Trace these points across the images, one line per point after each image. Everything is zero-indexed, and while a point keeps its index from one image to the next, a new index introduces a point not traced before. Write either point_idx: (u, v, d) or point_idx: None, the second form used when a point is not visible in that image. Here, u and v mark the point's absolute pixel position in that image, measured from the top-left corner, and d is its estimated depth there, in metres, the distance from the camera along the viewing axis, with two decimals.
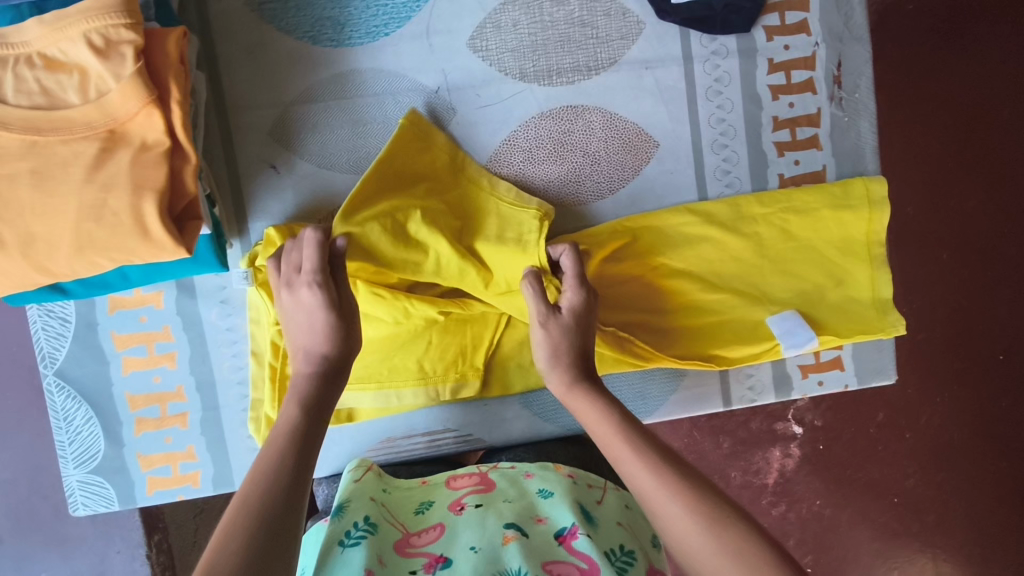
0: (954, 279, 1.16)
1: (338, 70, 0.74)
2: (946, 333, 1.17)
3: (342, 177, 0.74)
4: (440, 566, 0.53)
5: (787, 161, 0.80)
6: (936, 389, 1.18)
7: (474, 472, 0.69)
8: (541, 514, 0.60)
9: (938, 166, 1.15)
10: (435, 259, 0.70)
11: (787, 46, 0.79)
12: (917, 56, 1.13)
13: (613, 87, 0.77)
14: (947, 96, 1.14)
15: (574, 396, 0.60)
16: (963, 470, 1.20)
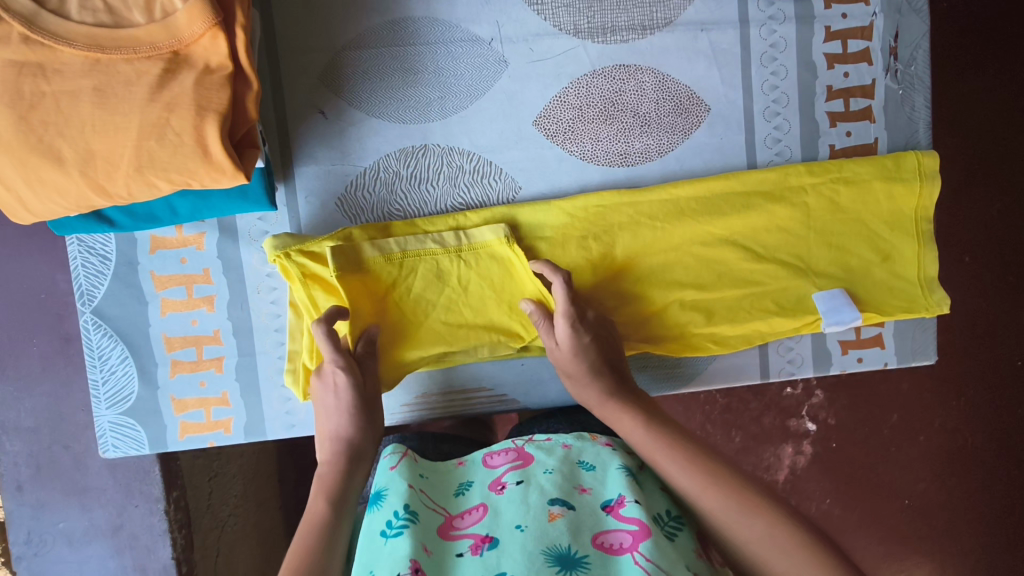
0: (984, 279, 1.15)
1: (392, 16, 0.72)
2: (972, 334, 1.15)
3: (392, 127, 0.74)
4: (487, 547, 0.52)
5: (838, 131, 0.79)
6: (952, 392, 1.17)
7: (510, 447, 0.66)
8: (584, 484, 0.58)
9: (976, 161, 1.13)
10: (448, 296, 0.73)
11: (845, 14, 0.78)
12: (962, 49, 1.11)
13: (667, 48, 0.76)
14: (989, 90, 1.12)
15: (606, 410, 0.64)
16: (978, 476, 1.18)
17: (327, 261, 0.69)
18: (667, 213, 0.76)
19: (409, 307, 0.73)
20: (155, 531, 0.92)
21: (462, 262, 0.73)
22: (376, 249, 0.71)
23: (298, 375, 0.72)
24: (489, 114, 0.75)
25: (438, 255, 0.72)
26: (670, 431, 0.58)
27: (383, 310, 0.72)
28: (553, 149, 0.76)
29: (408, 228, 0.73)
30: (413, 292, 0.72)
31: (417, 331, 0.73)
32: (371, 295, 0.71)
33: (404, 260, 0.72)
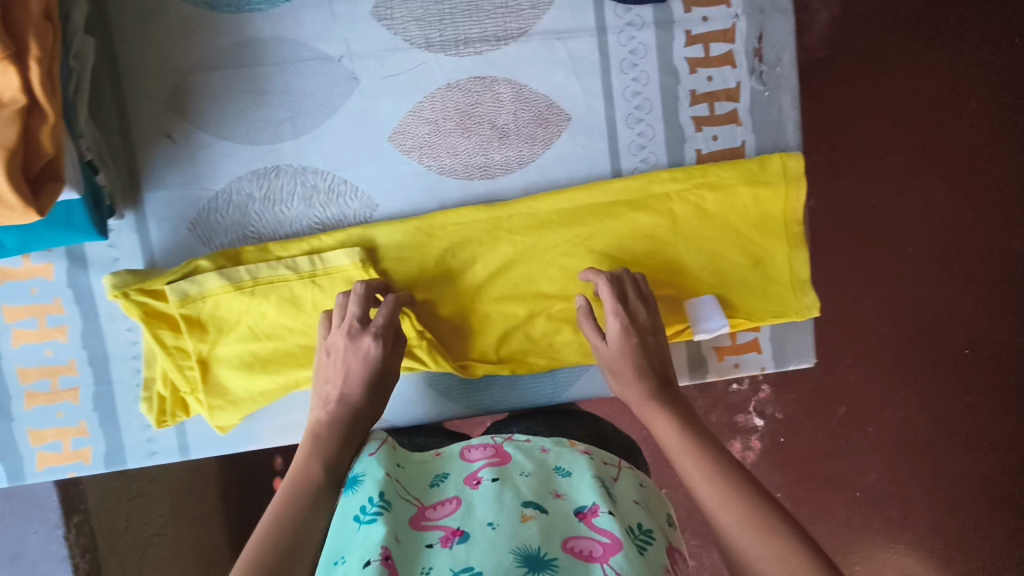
0: (924, 268, 1.15)
1: (237, 37, 0.71)
2: (914, 323, 1.16)
3: (242, 148, 0.72)
4: (457, 540, 0.50)
5: (704, 136, 0.78)
6: (897, 386, 1.18)
7: (488, 443, 0.65)
8: (559, 490, 0.57)
9: (914, 148, 1.14)
10: (305, 322, 0.73)
11: (705, 17, 0.77)
12: (899, 33, 1.11)
13: (523, 58, 0.75)
14: (919, 82, 1.12)
15: (647, 406, 0.61)
16: (927, 466, 1.19)
17: (170, 293, 0.68)
18: (527, 226, 0.75)
19: (263, 330, 0.73)
20: (55, 558, 0.90)
21: (317, 287, 0.72)
22: (224, 278, 0.70)
23: (154, 402, 0.72)
24: (342, 132, 0.73)
25: (291, 282, 0.72)
26: (694, 429, 0.56)
27: (236, 335, 0.72)
28: (410, 164, 0.75)
29: (261, 254, 0.72)
30: (267, 317, 0.72)
31: (274, 356, 0.73)
32: (221, 321, 0.71)
33: (255, 289, 0.71)
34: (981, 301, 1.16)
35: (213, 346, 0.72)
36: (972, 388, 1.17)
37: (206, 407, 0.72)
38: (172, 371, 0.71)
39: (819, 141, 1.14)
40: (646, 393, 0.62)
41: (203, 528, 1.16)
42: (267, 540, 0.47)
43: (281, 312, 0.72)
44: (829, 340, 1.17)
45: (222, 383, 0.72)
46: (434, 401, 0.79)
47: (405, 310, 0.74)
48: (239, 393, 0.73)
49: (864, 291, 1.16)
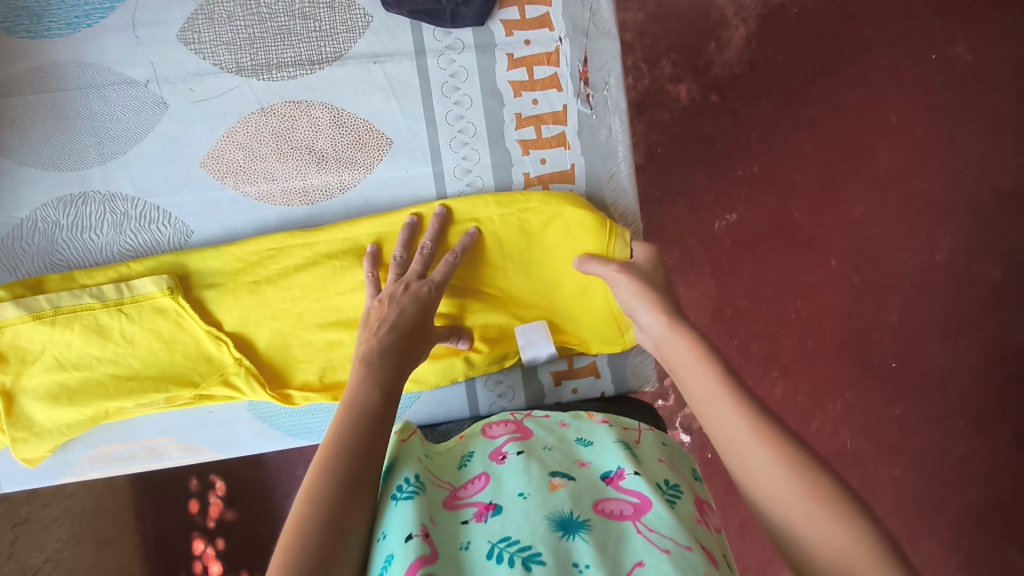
0: (842, 285, 1.26)
1: (38, 62, 0.70)
2: (834, 339, 1.27)
3: (46, 175, 0.71)
4: (491, 514, 0.50)
5: (532, 159, 0.77)
6: (826, 396, 1.27)
7: (508, 419, 0.65)
8: (583, 459, 0.57)
9: (825, 172, 1.26)
10: (114, 351, 0.70)
11: (527, 41, 0.76)
12: (807, 73, 1.26)
13: (338, 81, 0.74)
14: (826, 119, 1.26)
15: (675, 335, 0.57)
16: (858, 476, 1.26)
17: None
18: (344, 250, 0.73)
19: (70, 360, 0.70)
20: None
21: (125, 316, 0.70)
22: (22, 308, 0.68)
23: None
24: (152, 157, 0.72)
25: (96, 310, 0.69)
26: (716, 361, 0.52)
27: (41, 366, 0.69)
28: (225, 190, 0.73)
29: (66, 283, 0.70)
30: (72, 347, 0.69)
31: (81, 387, 0.70)
32: (24, 351, 0.69)
33: (57, 318, 0.69)
34: (902, 314, 1.27)
35: (16, 377, 0.69)
36: (900, 398, 1.27)
37: (9, 439, 0.69)
38: None
39: (743, 156, 1.26)
40: (664, 311, 0.61)
41: (115, 552, 1.18)
42: (319, 487, 0.47)
43: (86, 341, 0.70)
44: (756, 353, 1.26)
45: (28, 416, 0.69)
46: (263, 431, 0.76)
47: (222, 338, 0.72)
48: (45, 426, 0.70)
49: (779, 305, 1.26)
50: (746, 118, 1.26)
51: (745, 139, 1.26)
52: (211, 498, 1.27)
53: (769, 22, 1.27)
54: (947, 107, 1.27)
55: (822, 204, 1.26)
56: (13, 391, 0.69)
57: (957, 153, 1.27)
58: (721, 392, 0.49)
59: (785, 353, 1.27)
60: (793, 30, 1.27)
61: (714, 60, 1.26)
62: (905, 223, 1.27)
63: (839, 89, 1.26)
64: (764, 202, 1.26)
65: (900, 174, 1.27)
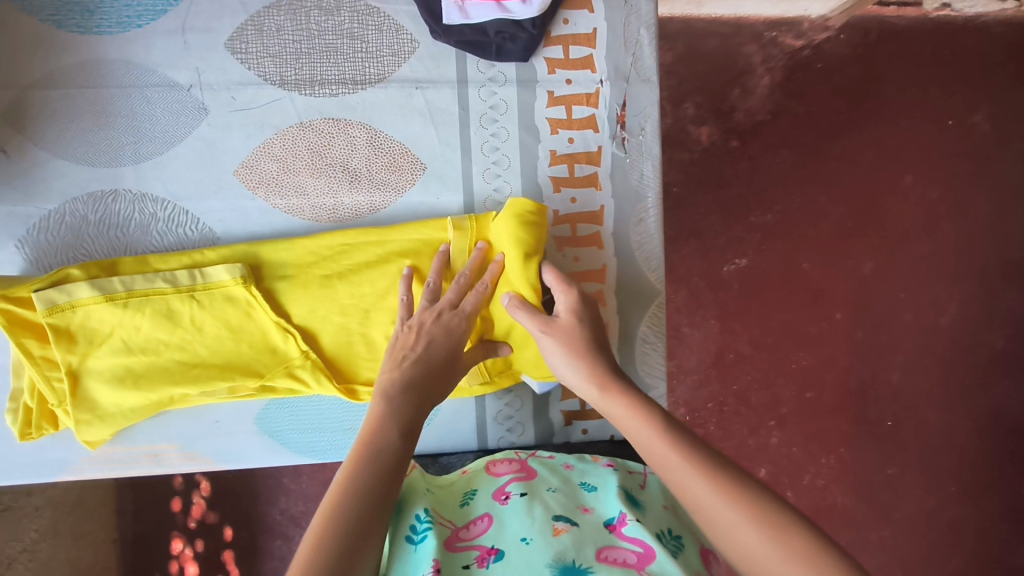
0: (844, 341, 1.27)
1: (84, 57, 0.70)
2: (831, 395, 1.27)
3: (79, 169, 0.71)
4: (493, 559, 0.53)
5: (562, 198, 0.78)
6: (819, 451, 1.27)
7: (512, 458, 0.71)
8: (585, 504, 0.60)
9: (838, 227, 1.27)
10: (183, 338, 0.70)
11: (568, 80, 0.77)
12: (828, 126, 1.26)
13: (379, 103, 0.74)
14: (844, 174, 1.27)
15: (613, 401, 0.56)
16: (845, 535, 1.26)
17: (36, 300, 0.65)
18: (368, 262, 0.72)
19: (137, 344, 0.69)
20: None
21: (195, 304, 0.70)
22: (96, 289, 0.67)
23: (17, 415, 0.70)
24: (186, 160, 0.72)
25: (168, 295, 0.69)
26: (676, 426, 0.51)
27: (108, 349, 0.68)
28: (255, 201, 0.73)
29: (139, 266, 0.70)
30: (141, 331, 0.69)
31: (151, 369, 0.70)
32: (93, 332, 0.68)
33: (129, 300, 0.68)
34: (900, 375, 1.27)
35: (83, 358, 0.68)
36: (893, 460, 1.27)
37: (73, 420, 0.69)
38: (42, 380, 0.68)
39: (757, 203, 1.27)
40: (597, 373, 0.59)
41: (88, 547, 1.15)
42: (326, 522, 0.45)
43: (155, 325, 0.69)
44: (754, 402, 1.27)
45: (92, 398, 0.69)
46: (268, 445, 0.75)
47: (290, 329, 0.71)
48: (109, 406, 0.70)
49: (781, 356, 1.27)
50: (764, 167, 1.27)
51: (759, 186, 1.26)
52: (195, 498, 1.25)
53: (794, 74, 1.26)
54: (961, 175, 1.29)
55: (830, 258, 1.27)
56: (80, 371, 0.68)
57: (968, 221, 1.29)
58: (695, 462, 0.47)
59: (783, 403, 1.27)
60: (817, 83, 1.26)
61: (737, 107, 1.26)
62: (911, 285, 1.28)
63: (858, 146, 1.27)
64: (774, 250, 1.26)
65: (911, 236, 1.28)
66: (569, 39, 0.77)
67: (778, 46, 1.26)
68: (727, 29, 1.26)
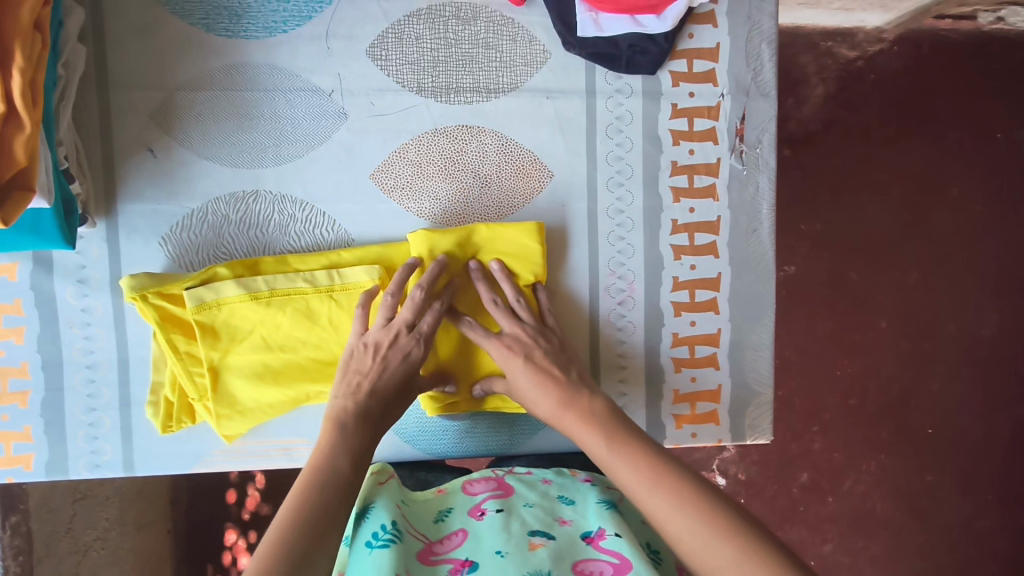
0: (892, 349, 1.29)
1: (231, 61, 0.72)
2: (876, 402, 1.29)
3: (221, 170, 0.73)
4: (466, 570, 0.54)
5: (682, 208, 0.80)
6: (861, 457, 1.30)
7: (490, 476, 0.70)
8: (565, 516, 0.62)
9: (886, 237, 1.29)
10: (318, 338, 0.72)
11: (692, 93, 0.79)
12: (882, 136, 1.28)
13: (511, 112, 0.76)
14: (894, 185, 1.28)
15: (569, 421, 0.64)
16: (881, 539, 1.31)
17: (187, 297, 0.67)
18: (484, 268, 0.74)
19: (276, 343, 0.72)
20: None
21: (334, 304, 0.72)
22: (241, 287, 0.69)
23: (159, 408, 0.72)
24: (324, 163, 0.74)
25: (308, 295, 0.71)
26: (630, 438, 0.59)
27: (249, 346, 0.71)
28: (388, 203, 0.75)
29: (279, 266, 0.72)
30: (281, 329, 0.71)
31: (287, 368, 0.72)
32: (234, 330, 0.70)
33: (272, 299, 0.70)
34: (944, 384, 1.30)
35: (225, 354, 0.70)
36: (932, 468, 1.31)
37: (215, 416, 0.71)
38: (184, 373, 0.70)
39: (810, 212, 1.28)
40: (556, 395, 0.67)
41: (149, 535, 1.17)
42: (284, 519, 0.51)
43: (293, 325, 0.71)
44: (799, 407, 1.29)
45: (232, 393, 0.71)
46: (388, 439, 0.78)
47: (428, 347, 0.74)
48: (246, 402, 0.72)
49: (831, 362, 1.29)
50: (815, 177, 1.28)
51: (811, 194, 1.28)
52: (249, 490, 1.25)
53: (846, 85, 1.26)
54: (1008, 189, 1.31)
55: (879, 268, 1.29)
56: (220, 367, 0.71)
57: (1013, 234, 1.31)
58: (650, 465, 0.54)
59: (827, 410, 1.29)
60: (869, 95, 1.27)
61: (790, 116, 1.27)
62: (956, 297, 1.30)
63: (909, 157, 1.29)
64: (824, 259, 1.28)
65: (956, 248, 1.30)
66: (693, 53, 0.79)
67: (833, 57, 1.26)
68: (783, 38, 1.25)
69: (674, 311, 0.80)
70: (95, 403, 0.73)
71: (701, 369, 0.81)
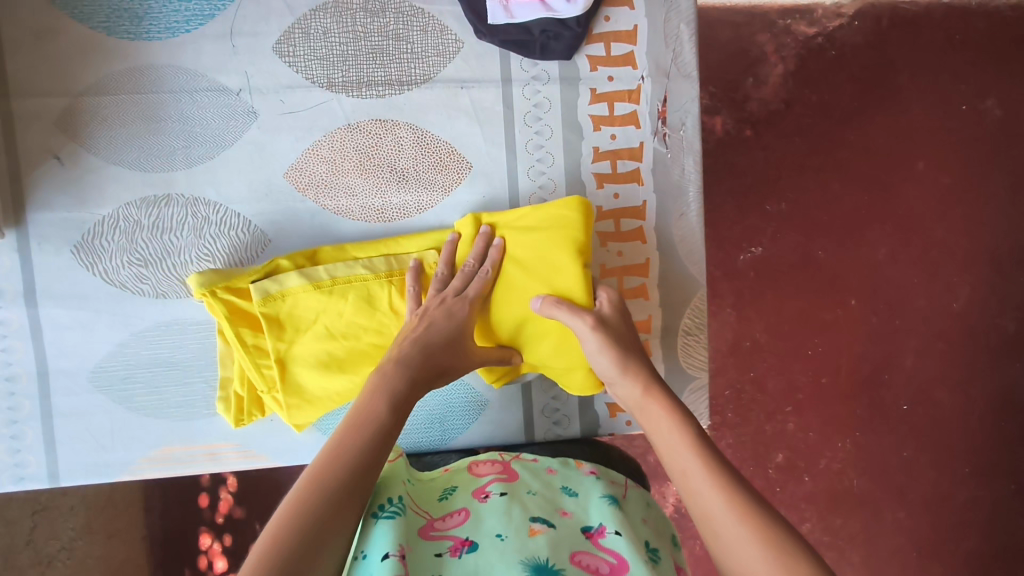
0: (861, 326, 1.28)
1: (135, 63, 0.71)
2: (845, 379, 1.29)
3: (132, 174, 0.72)
4: (466, 550, 0.54)
5: (605, 194, 0.79)
6: (836, 435, 1.29)
7: (495, 460, 0.68)
8: (565, 507, 0.60)
9: (852, 213, 1.27)
10: (378, 324, 0.71)
11: (610, 77, 0.78)
12: (845, 111, 1.27)
13: (426, 103, 0.75)
14: (857, 160, 1.28)
15: (654, 408, 0.61)
16: (861, 516, 1.29)
17: (254, 290, 0.67)
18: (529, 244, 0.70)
19: (339, 330, 0.70)
20: None
21: (394, 289, 0.71)
22: (304, 277, 0.69)
23: (229, 403, 0.73)
24: (236, 163, 0.73)
25: (369, 281, 0.70)
26: (706, 441, 0.55)
27: (312, 335, 0.69)
28: (305, 202, 0.74)
29: (338, 254, 0.72)
30: (343, 317, 0.70)
31: (354, 356, 0.70)
32: (299, 320, 0.69)
33: (333, 287, 0.70)
34: (915, 359, 1.29)
35: (290, 345, 0.69)
36: (908, 443, 1.29)
37: (285, 406, 0.71)
38: (250, 366, 0.70)
39: (772, 191, 1.27)
40: (637, 375, 0.65)
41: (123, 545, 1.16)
42: (326, 471, 0.50)
43: (354, 313, 0.70)
44: (771, 388, 1.28)
45: (299, 383, 0.70)
46: (313, 437, 0.76)
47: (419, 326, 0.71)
48: (318, 393, 0.71)
49: (798, 342, 1.28)
50: (777, 156, 1.27)
51: (774, 174, 1.27)
52: (222, 494, 1.19)
53: (807, 62, 1.26)
54: (972, 159, 1.29)
55: (844, 245, 1.28)
56: (287, 358, 0.69)
57: (980, 205, 1.30)
58: (719, 472, 0.51)
59: (800, 390, 1.28)
60: (830, 71, 1.27)
61: (751, 96, 1.26)
62: (924, 271, 1.29)
63: (871, 132, 1.27)
64: (789, 239, 1.27)
65: (922, 222, 1.29)
66: (610, 36, 0.77)
67: (791, 34, 1.26)
68: (741, 18, 1.26)
69: None
70: (15, 415, 0.72)
71: None
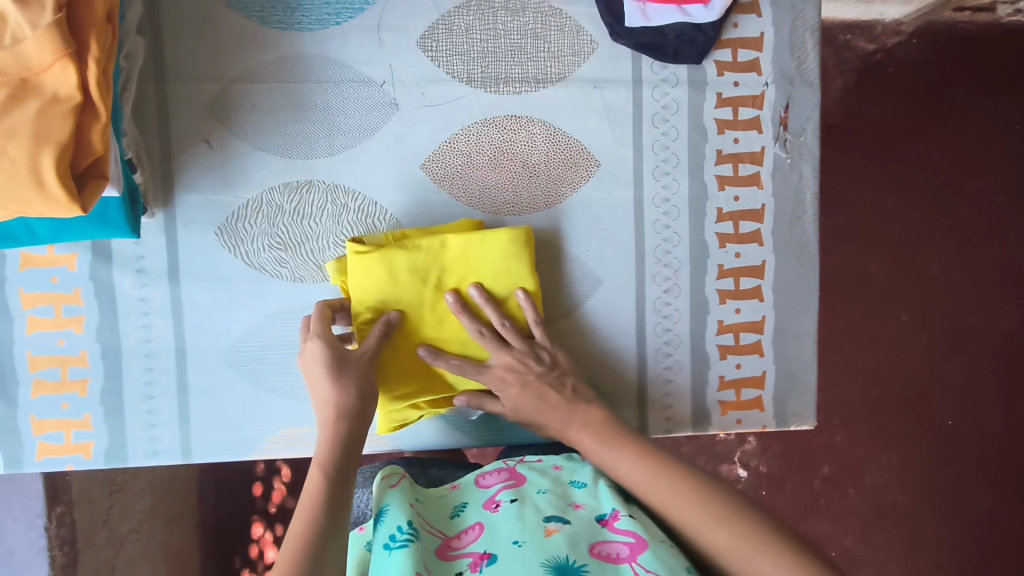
0: (915, 341, 1.29)
1: (285, 53, 0.73)
2: (896, 394, 1.29)
3: (276, 160, 0.74)
4: (486, 563, 0.51)
5: (726, 196, 0.80)
6: (882, 449, 1.29)
7: (502, 467, 0.66)
8: (577, 501, 0.59)
9: (908, 229, 1.28)
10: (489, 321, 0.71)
11: (736, 82, 0.80)
12: (908, 125, 1.27)
13: (560, 102, 0.77)
14: (914, 175, 1.28)
15: (607, 451, 0.60)
16: (902, 531, 1.30)
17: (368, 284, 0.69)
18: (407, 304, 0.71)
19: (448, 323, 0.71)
20: (33, 547, 0.98)
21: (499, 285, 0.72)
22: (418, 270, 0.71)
23: None
24: (376, 153, 0.75)
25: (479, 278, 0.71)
26: (665, 462, 0.56)
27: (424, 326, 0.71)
28: (440, 193, 0.76)
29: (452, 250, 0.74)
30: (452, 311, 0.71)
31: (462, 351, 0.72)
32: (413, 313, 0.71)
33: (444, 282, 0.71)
34: (963, 376, 1.29)
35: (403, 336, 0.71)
36: (953, 460, 1.30)
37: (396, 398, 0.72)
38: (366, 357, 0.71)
39: (832, 204, 1.28)
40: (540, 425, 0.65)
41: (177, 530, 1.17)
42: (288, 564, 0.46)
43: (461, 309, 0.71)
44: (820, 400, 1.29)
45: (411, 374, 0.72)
46: (433, 425, 0.79)
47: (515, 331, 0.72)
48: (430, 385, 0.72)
49: (855, 355, 1.28)
50: (837, 170, 1.28)
51: (835, 186, 1.28)
52: (276, 484, 1.17)
53: (864, 78, 1.26)
54: None
55: (898, 260, 1.28)
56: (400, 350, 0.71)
57: None
58: (689, 491, 0.53)
59: (848, 403, 1.29)
60: (886, 87, 1.26)
61: None
62: (976, 289, 1.30)
63: (927, 149, 1.28)
64: (845, 252, 1.28)
65: (975, 240, 1.29)
66: (738, 43, 0.79)
67: (851, 50, 1.26)
68: None
69: (719, 299, 0.81)
70: (152, 391, 0.74)
71: (746, 356, 0.82)
